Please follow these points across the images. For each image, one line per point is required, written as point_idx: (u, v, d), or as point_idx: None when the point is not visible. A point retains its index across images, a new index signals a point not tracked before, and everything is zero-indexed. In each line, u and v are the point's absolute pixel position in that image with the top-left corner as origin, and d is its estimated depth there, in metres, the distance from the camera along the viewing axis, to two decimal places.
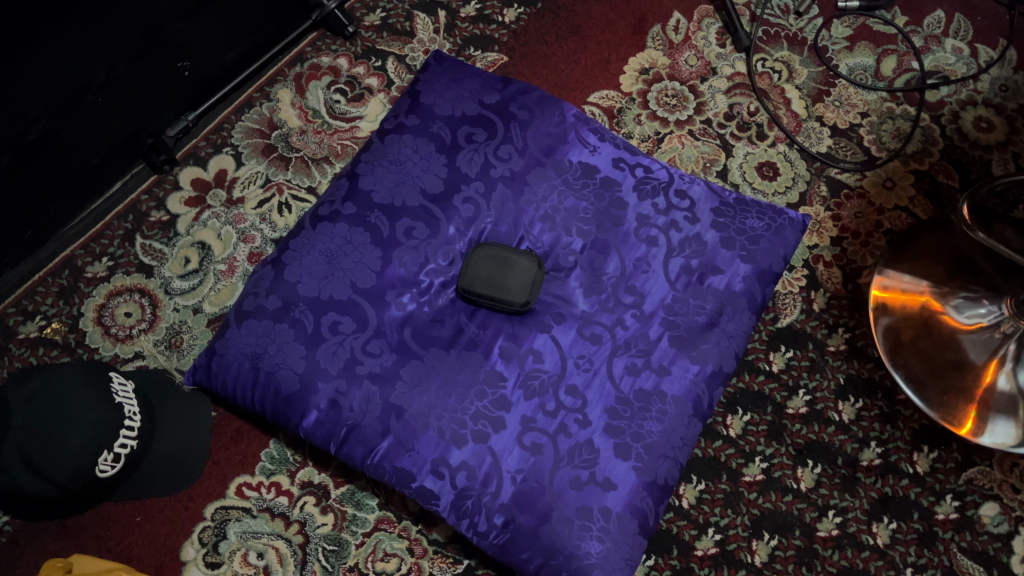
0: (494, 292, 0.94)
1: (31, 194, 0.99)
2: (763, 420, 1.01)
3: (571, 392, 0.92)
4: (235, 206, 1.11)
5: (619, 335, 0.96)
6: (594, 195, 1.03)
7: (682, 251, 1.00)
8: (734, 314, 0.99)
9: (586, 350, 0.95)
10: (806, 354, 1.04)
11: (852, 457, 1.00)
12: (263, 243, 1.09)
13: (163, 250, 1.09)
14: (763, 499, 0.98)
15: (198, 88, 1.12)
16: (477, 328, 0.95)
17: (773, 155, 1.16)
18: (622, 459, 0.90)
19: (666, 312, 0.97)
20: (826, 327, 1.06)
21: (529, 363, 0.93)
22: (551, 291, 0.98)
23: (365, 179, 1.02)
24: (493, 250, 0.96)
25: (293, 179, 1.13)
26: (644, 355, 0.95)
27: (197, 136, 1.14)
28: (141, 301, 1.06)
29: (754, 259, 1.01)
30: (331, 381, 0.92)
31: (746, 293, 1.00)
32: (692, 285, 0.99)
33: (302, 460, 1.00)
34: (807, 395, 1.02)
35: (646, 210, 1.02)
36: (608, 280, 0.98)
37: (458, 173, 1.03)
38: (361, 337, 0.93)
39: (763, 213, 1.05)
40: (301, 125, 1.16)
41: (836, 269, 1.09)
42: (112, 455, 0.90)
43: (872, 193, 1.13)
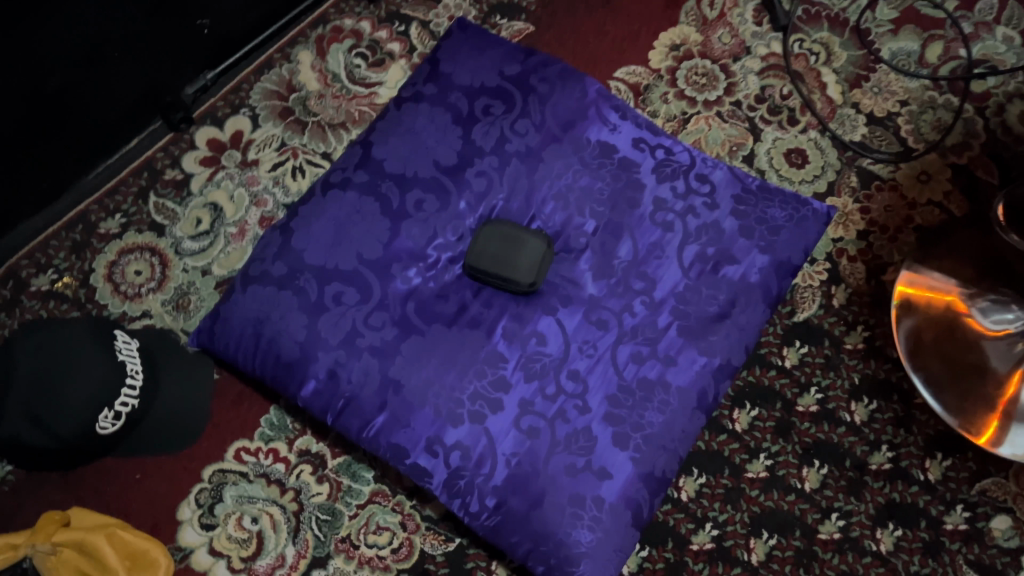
0: (499, 270, 0.93)
1: (49, 146, 0.99)
2: (771, 416, 0.98)
3: (573, 377, 0.91)
4: (249, 168, 1.10)
5: (626, 321, 0.94)
6: (611, 174, 1.00)
7: (698, 238, 0.98)
8: (748, 306, 0.96)
9: (591, 335, 0.93)
10: (821, 351, 1.01)
11: (861, 460, 0.96)
12: (275, 207, 1.08)
13: (176, 210, 1.08)
14: (765, 497, 0.95)
15: (218, 46, 1.11)
16: (481, 306, 0.94)
17: (804, 141, 1.12)
18: (620, 448, 0.88)
19: (676, 300, 0.95)
20: (845, 324, 1.02)
21: (532, 345, 0.92)
22: (559, 272, 0.96)
23: (378, 148, 1.02)
24: (504, 228, 0.94)
25: (309, 144, 1.11)
26: (650, 344, 0.93)
27: (215, 95, 1.13)
28: (152, 260, 1.05)
29: (773, 250, 0.98)
30: (331, 351, 0.91)
31: (762, 285, 0.97)
32: (706, 274, 0.96)
33: (302, 428, 0.99)
34: (819, 393, 0.99)
35: (664, 192, 0.99)
36: (619, 264, 0.96)
37: (473, 146, 1.01)
38: (364, 309, 0.93)
39: (786, 203, 1.01)
40: (320, 88, 1.14)
41: (860, 264, 1.05)
42: (113, 412, 0.90)
43: (905, 186, 1.09)
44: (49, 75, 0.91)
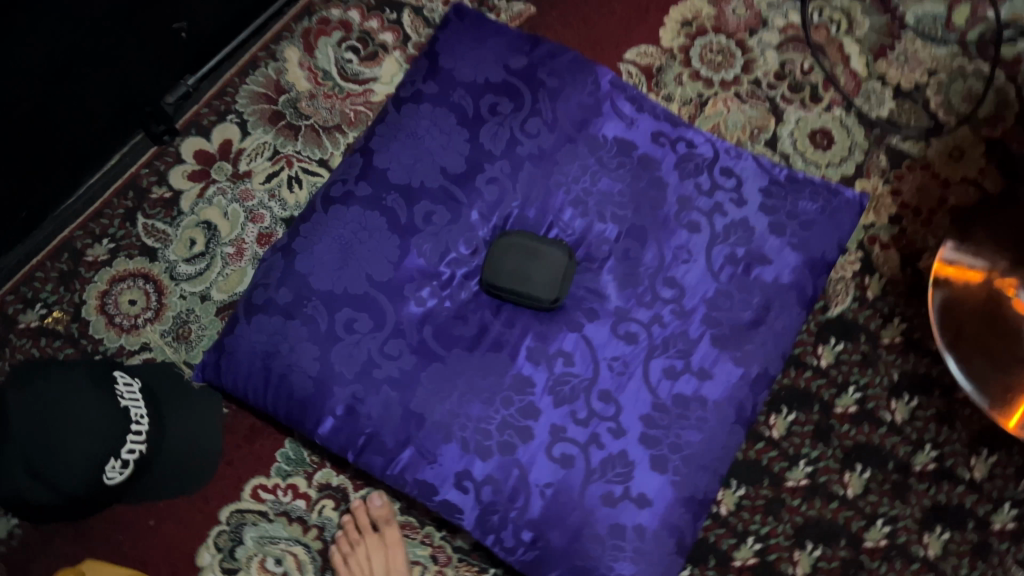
0: (518, 286, 0.88)
1: (18, 174, 0.90)
2: (809, 420, 0.94)
3: (604, 398, 0.86)
4: (242, 181, 1.03)
5: (656, 333, 0.89)
6: (631, 175, 0.93)
7: (727, 238, 0.92)
8: (783, 310, 0.91)
9: (620, 351, 0.88)
10: (858, 348, 0.97)
11: (905, 462, 0.93)
12: (273, 223, 1.01)
13: (167, 231, 1.01)
14: (807, 506, 0.92)
15: (197, 49, 1.02)
16: (502, 326, 0.89)
17: (829, 120, 1.05)
18: (658, 472, 0.84)
19: (708, 308, 0.90)
20: (881, 316, 0.98)
21: (559, 366, 0.87)
22: (582, 283, 0.91)
23: (380, 155, 0.95)
24: (520, 241, 0.89)
25: (303, 151, 1.04)
26: (683, 356, 0.88)
27: (198, 102, 1.05)
28: (146, 288, 0.99)
29: (805, 247, 0.93)
30: (347, 386, 0.86)
31: (796, 285, 0.92)
32: (738, 277, 0.91)
33: (320, 460, 0.94)
34: (857, 393, 0.95)
35: (688, 190, 0.94)
36: (645, 271, 0.91)
37: (481, 149, 0.94)
38: (378, 336, 0.88)
39: (817, 194, 0.95)
40: (311, 88, 1.06)
41: (894, 251, 1.00)
42: (121, 461, 0.86)
43: (938, 164, 1.03)
44: (16, 97, 0.83)
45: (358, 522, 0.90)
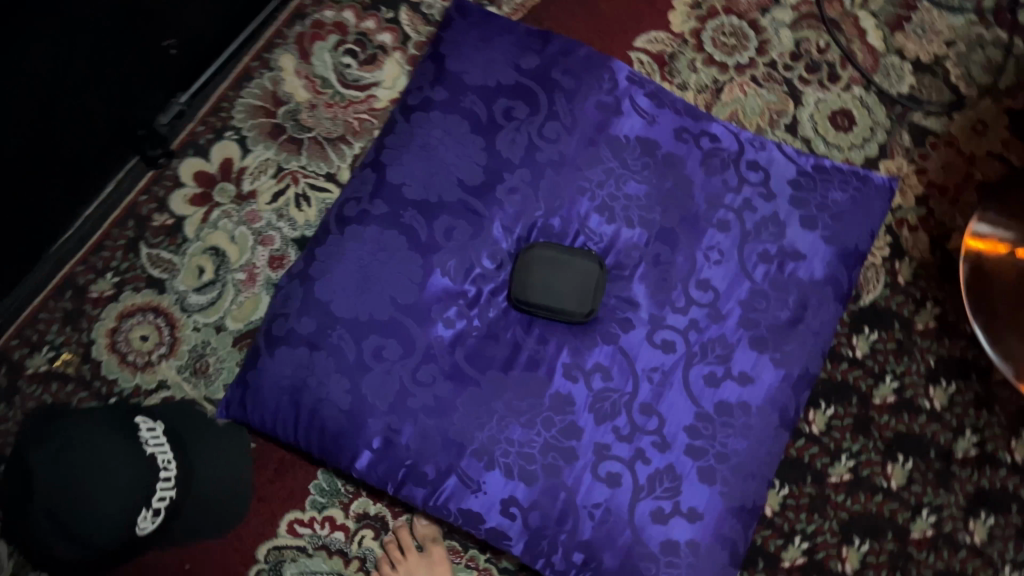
0: (552, 303, 0.84)
1: (18, 176, 0.81)
2: (848, 413, 0.93)
3: (645, 411, 0.84)
4: (247, 202, 0.98)
5: (693, 340, 0.87)
6: (656, 175, 0.91)
7: (759, 235, 0.90)
8: (820, 307, 0.89)
9: (658, 361, 0.86)
10: (892, 335, 0.95)
11: (946, 449, 0.92)
12: (284, 245, 0.97)
13: (173, 260, 0.96)
14: (852, 501, 0.91)
15: (188, 65, 0.97)
16: (536, 343, 0.86)
17: (849, 100, 1.02)
18: (706, 484, 0.83)
19: (744, 310, 0.88)
20: (913, 302, 0.96)
21: (598, 382, 0.85)
22: (614, 293, 0.88)
23: (393, 170, 0.91)
24: (546, 252, 0.86)
25: (308, 165, 1.00)
26: (723, 362, 0.86)
27: (193, 120, 1.00)
28: (157, 321, 0.95)
29: (838, 240, 0.91)
30: (381, 417, 0.83)
31: (830, 280, 0.90)
32: (773, 275, 0.89)
33: (355, 489, 0.92)
34: (894, 381, 0.94)
35: (715, 187, 0.91)
36: (677, 276, 0.88)
37: (499, 158, 0.91)
38: (409, 363, 0.84)
39: (845, 182, 0.93)
40: (310, 98, 1.02)
41: (922, 234, 0.98)
42: (152, 510, 0.83)
43: (962, 140, 1.01)
44: (18, 100, 0.75)
45: (401, 540, 0.89)
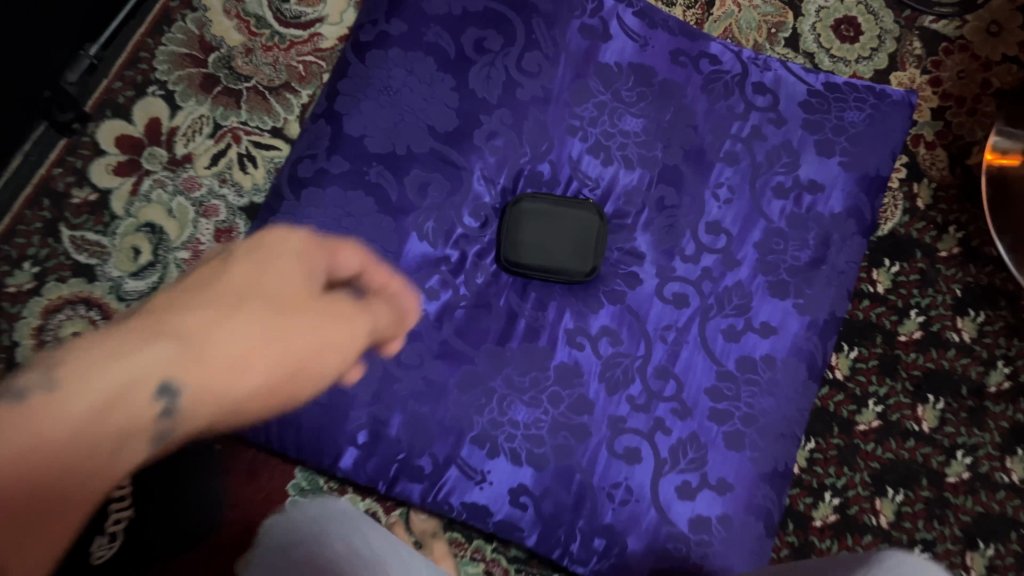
0: (548, 263, 0.76)
1: None
2: (873, 353, 0.86)
3: (662, 374, 0.75)
4: (182, 167, 0.85)
5: (708, 291, 0.77)
6: (654, 108, 0.81)
7: (772, 166, 0.81)
8: (844, 243, 0.80)
9: (672, 318, 0.77)
10: (915, 266, 0.87)
11: (978, 384, 0.85)
12: (230, 215, 0.84)
13: (102, 242, 0.82)
14: (883, 449, 0.84)
15: (95, 9, 0.81)
16: (534, 308, 0.76)
17: (852, 6, 0.93)
18: (735, 450, 0.75)
19: (761, 252, 0.79)
20: (935, 227, 0.88)
21: (606, 346, 0.75)
22: (616, 245, 0.78)
23: (351, 120, 0.79)
24: (537, 206, 0.77)
25: (250, 121, 0.86)
26: (742, 314, 0.77)
27: (105, 75, 0.86)
28: (91, 316, 0.81)
29: (858, 165, 0.81)
30: (366, 408, 0.72)
31: (853, 212, 0.81)
32: (791, 212, 0.80)
33: (340, 487, 0.84)
34: (920, 316, 0.86)
35: (720, 115, 0.81)
36: (684, 221, 0.79)
37: (474, 98, 0.79)
38: (392, 344, 0.73)
39: (863, 101, 0.83)
40: (244, 40, 0.88)
41: (940, 150, 0.90)
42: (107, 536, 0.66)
43: (976, 44, 0.91)
44: None
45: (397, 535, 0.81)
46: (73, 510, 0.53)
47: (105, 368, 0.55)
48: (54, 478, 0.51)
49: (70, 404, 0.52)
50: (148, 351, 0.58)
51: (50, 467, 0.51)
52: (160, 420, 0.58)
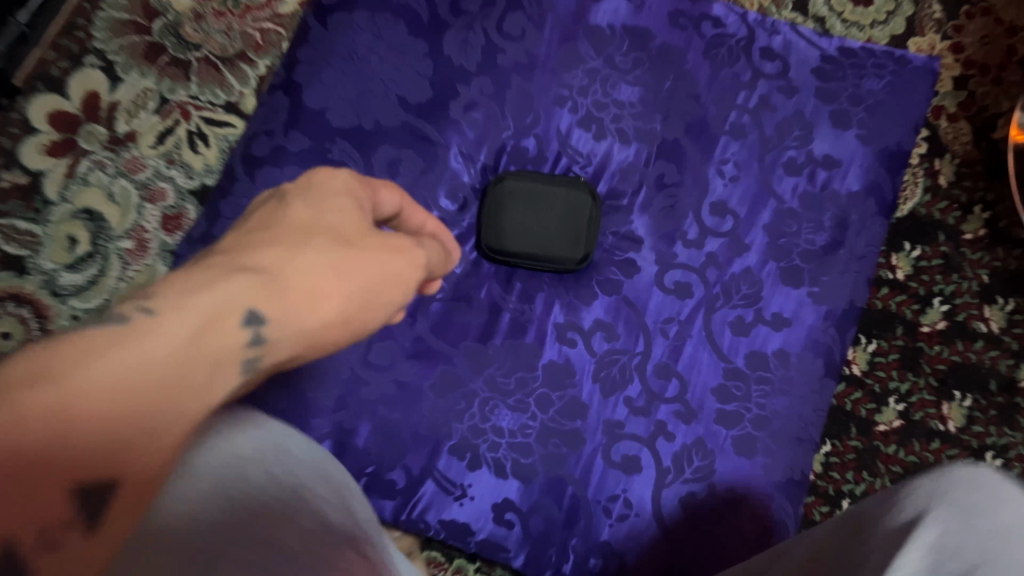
0: (537, 249, 0.68)
1: None
2: (893, 346, 0.78)
3: (663, 373, 0.67)
4: (124, 146, 0.77)
5: (713, 279, 0.69)
6: (652, 75, 0.72)
7: (784, 140, 0.73)
8: (864, 224, 0.72)
9: (674, 310, 0.68)
10: (938, 250, 0.79)
11: (1009, 378, 0.77)
12: (178, 199, 0.77)
13: (35, 231, 0.74)
14: (905, 452, 0.76)
15: None
16: (519, 300, 0.68)
17: None
18: (746, 458, 0.66)
19: (771, 235, 0.71)
20: (959, 208, 0.80)
21: (600, 343, 0.67)
22: (610, 230, 0.70)
23: (313, 92, 0.70)
24: (521, 186, 0.68)
25: (200, 95, 0.79)
26: (752, 304, 0.69)
27: (42, 44, 0.76)
28: (22, 313, 0.73)
29: (877, 138, 0.73)
30: (329, 415, 0.64)
31: (873, 189, 0.72)
32: (804, 190, 0.72)
33: None
34: (945, 304, 0.78)
35: (725, 83, 0.73)
36: (686, 202, 0.71)
37: (450, 66, 0.71)
38: (359, 343, 0.65)
39: (881, 67, 0.75)
40: (195, 6, 0.80)
41: (964, 123, 0.82)
42: None
43: (1001, 6, 0.83)
44: None
45: None
46: (183, 407, 0.27)
47: (288, 262, 0.34)
48: (159, 400, 0.26)
49: (286, 266, 0.34)
50: (292, 218, 0.38)
51: (170, 387, 0.27)
52: (250, 351, 0.30)
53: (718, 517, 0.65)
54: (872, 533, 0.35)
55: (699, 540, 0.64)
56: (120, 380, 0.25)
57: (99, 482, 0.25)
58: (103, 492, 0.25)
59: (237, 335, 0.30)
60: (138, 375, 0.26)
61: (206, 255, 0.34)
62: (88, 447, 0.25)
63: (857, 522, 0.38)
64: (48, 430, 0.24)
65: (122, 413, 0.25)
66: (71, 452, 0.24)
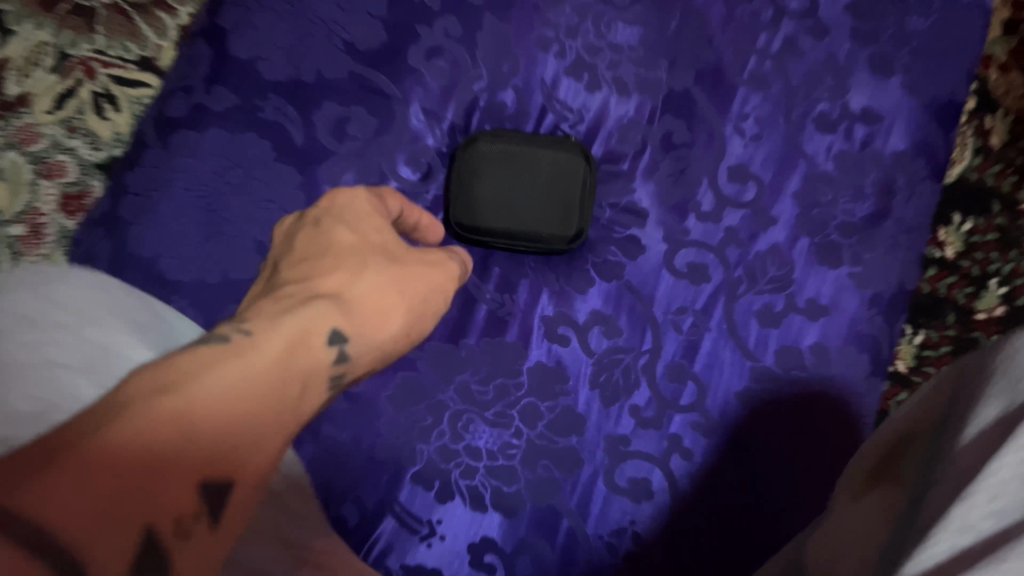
0: (519, 228, 0.55)
1: None
2: (945, 338, 0.65)
3: (677, 375, 0.54)
4: (15, 111, 0.69)
5: (734, 259, 0.57)
6: (653, 15, 0.60)
7: (814, 90, 0.60)
8: (913, 190, 0.59)
9: (687, 297, 0.56)
10: (993, 223, 0.67)
11: None
12: (80, 175, 0.68)
13: None
14: None
15: None
16: (496, 288, 0.56)
17: None
18: (788, 478, 0.52)
19: (803, 205, 0.58)
20: (1016, 171, 0.67)
21: (598, 339, 0.55)
22: (605, 201, 0.58)
23: (241, 38, 0.57)
24: (498, 149, 0.55)
25: (109, 49, 0.71)
26: (782, 289, 0.57)
27: None
28: None
29: (925, 86, 0.61)
30: None
31: (923, 148, 0.60)
32: (840, 150, 0.60)
33: None
34: (1003, 286, 0.66)
35: (741, 23, 0.61)
36: (699, 165, 0.58)
37: (409, 7, 0.59)
38: None
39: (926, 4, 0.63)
40: None
41: (1017, 75, 0.70)
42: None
43: None
44: None
45: None
46: (265, 424, 0.33)
47: (356, 282, 0.44)
48: (259, 413, 0.32)
49: (352, 292, 0.43)
50: (334, 243, 0.46)
51: (262, 409, 0.32)
52: (336, 366, 0.39)
53: (775, 419, 0.54)
54: (953, 439, 0.24)
55: (788, 447, 0.53)
56: (232, 390, 0.31)
57: (217, 481, 0.29)
58: (211, 493, 0.29)
59: (321, 355, 0.38)
60: (255, 385, 0.33)
61: (278, 286, 0.43)
62: (202, 444, 0.29)
63: (947, 400, 0.27)
64: (175, 435, 0.28)
65: (251, 410, 0.32)
66: (193, 454, 0.28)
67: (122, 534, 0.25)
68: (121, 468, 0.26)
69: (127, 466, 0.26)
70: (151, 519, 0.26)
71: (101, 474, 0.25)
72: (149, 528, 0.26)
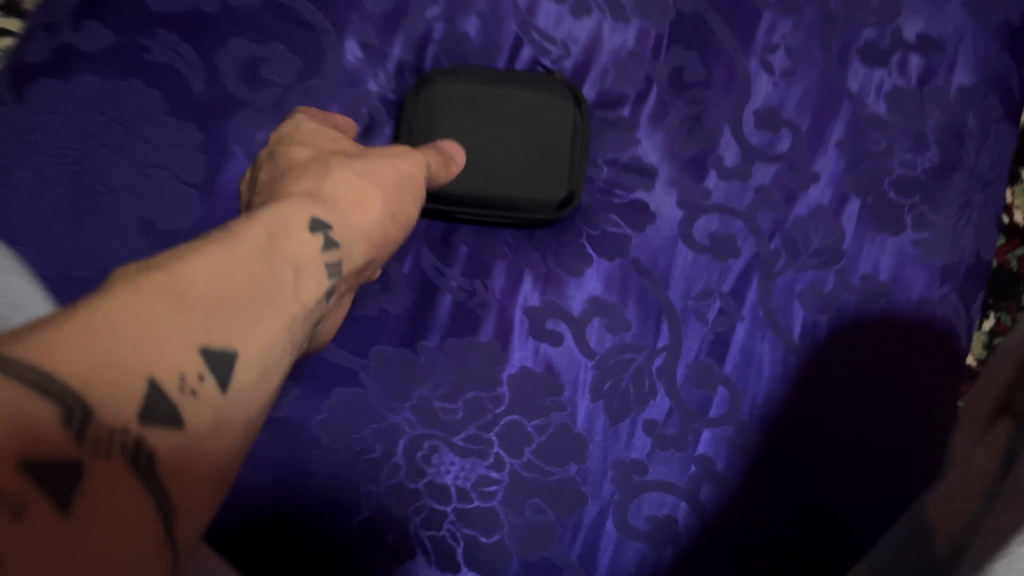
0: (490, 189, 0.43)
1: None
2: None
3: (706, 379, 0.41)
4: None
5: (769, 227, 0.44)
6: None
7: (856, 13, 0.48)
8: (987, 134, 0.47)
9: (712, 278, 0.43)
10: None
11: None
12: None
13: None
14: None
15: None
16: (464, 272, 0.43)
17: None
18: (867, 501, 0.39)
19: (853, 155, 0.46)
20: None
21: (600, 339, 0.42)
22: (599, 157, 0.46)
23: None
24: (456, 93, 0.44)
25: None
26: (834, 262, 0.44)
27: None
28: None
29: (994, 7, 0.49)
30: None
31: (996, 83, 0.48)
32: (894, 87, 0.47)
33: None
34: None
35: None
36: (717, 109, 0.46)
37: None
38: None
39: None
40: None
41: None
42: None
43: None
44: None
45: None
46: (276, 295, 0.25)
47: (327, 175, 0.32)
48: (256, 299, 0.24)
49: (327, 182, 0.32)
50: (292, 163, 0.35)
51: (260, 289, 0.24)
52: (330, 256, 0.29)
53: (859, 391, 0.41)
54: None
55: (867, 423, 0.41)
56: (225, 273, 0.24)
57: (219, 364, 0.22)
58: (221, 354, 0.22)
59: (310, 243, 0.28)
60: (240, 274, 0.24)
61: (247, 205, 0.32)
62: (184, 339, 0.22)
63: None
64: (162, 313, 0.21)
65: (260, 273, 0.25)
66: (195, 312, 0.22)
67: (94, 403, 0.19)
68: (103, 328, 0.20)
69: (113, 323, 0.20)
70: (147, 374, 0.21)
71: (86, 340, 0.19)
72: (152, 384, 0.21)
